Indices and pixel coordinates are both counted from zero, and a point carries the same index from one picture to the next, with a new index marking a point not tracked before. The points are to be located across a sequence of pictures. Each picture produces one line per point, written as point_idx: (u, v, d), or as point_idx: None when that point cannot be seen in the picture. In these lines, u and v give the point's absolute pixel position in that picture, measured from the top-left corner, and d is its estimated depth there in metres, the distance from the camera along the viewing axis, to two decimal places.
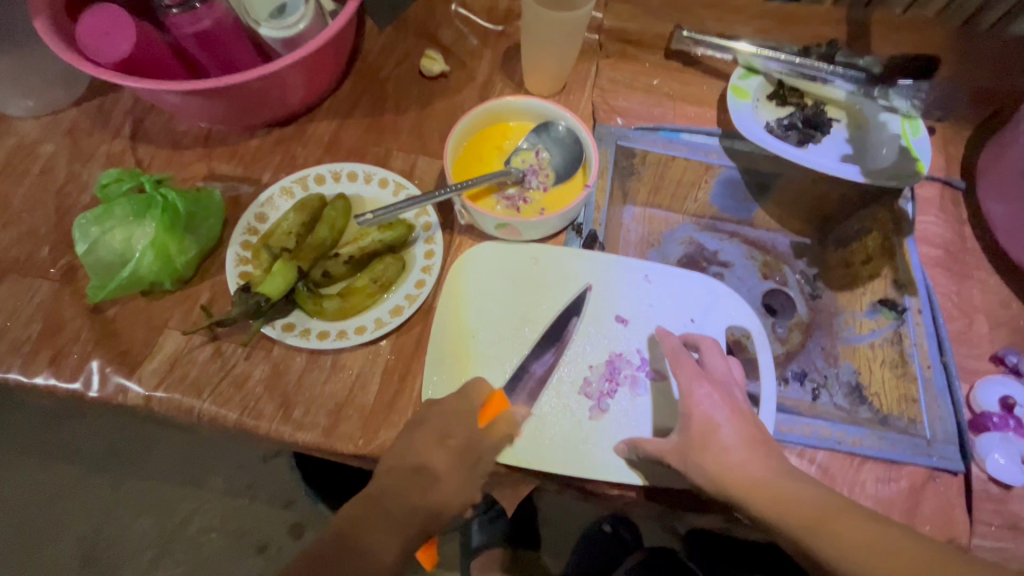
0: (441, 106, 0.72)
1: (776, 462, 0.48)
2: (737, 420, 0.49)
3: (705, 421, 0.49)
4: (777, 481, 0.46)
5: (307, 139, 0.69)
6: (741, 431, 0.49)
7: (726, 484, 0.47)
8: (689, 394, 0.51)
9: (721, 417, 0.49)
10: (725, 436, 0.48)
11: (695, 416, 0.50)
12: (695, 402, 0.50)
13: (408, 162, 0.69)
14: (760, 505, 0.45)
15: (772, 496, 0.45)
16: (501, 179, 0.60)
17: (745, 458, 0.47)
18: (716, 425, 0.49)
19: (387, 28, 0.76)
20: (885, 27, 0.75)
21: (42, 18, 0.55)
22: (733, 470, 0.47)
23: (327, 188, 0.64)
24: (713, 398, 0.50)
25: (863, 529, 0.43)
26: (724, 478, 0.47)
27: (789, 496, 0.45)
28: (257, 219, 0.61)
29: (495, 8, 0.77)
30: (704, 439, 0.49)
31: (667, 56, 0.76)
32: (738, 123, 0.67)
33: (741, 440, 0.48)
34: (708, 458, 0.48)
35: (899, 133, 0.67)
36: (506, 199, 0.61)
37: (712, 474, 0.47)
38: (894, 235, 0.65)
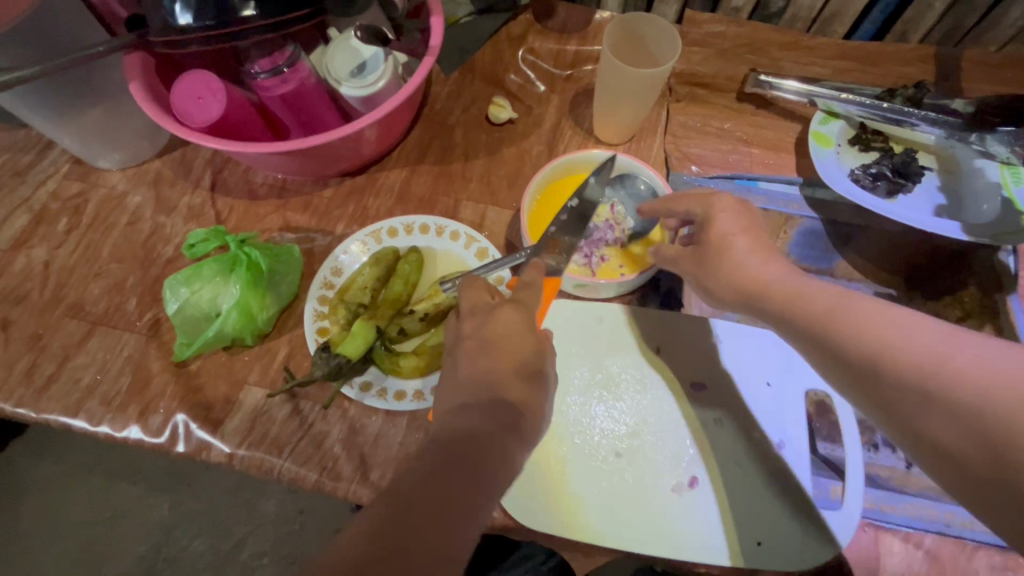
0: (509, 153, 0.72)
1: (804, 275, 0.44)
2: (755, 241, 0.47)
3: (737, 269, 0.46)
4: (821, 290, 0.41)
5: (378, 189, 0.70)
6: (773, 269, 0.45)
7: (731, 268, 0.46)
8: (711, 248, 0.48)
9: (750, 255, 0.46)
10: (744, 265, 0.46)
11: (724, 267, 0.47)
12: (726, 267, 0.46)
13: (478, 212, 0.68)
14: (771, 304, 0.43)
15: (829, 315, 0.40)
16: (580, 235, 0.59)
17: (800, 281, 0.43)
18: (735, 256, 0.46)
19: (453, 73, 0.76)
20: (978, 66, 0.71)
21: (137, 81, 0.57)
22: (803, 299, 0.42)
23: (400, 240, 0.64)
24: (725, 216, 0.48)
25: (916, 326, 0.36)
26: (787, 315, 0.42)
27: (802, 291, 0.42)
28: (333, 273, 0.62)
29: (562, 53, 0.76)
30: (757, 292, 0.45)
31: (740, 98, 0.73)
32: (822, 171, 0.64)
33: (767, 277, 0.44)
34: (773, 303, 0.43)
35: (998, 183, 0.63)
36: (582, 256, 0.60)
37: (780, 308, 0.43)
38: (995, 292, 0.61)
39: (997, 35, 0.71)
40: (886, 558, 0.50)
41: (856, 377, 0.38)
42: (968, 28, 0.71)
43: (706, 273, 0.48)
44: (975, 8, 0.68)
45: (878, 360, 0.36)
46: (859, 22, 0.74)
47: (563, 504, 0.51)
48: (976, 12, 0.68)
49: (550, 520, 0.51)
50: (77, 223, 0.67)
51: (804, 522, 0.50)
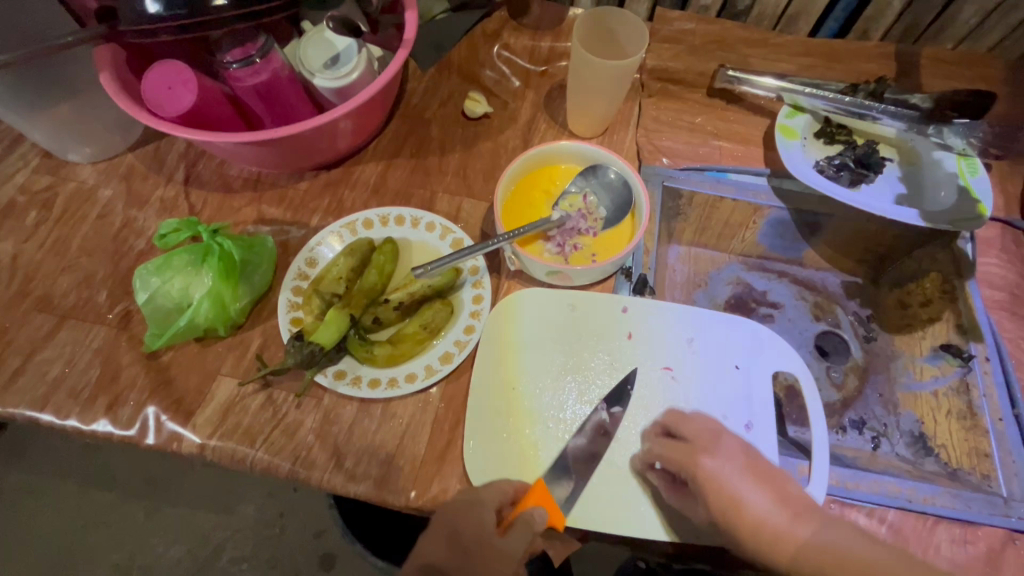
0: (485, 147, 0.73)
1: (805, 510, 0.49)
2: (750, 480, 0.50)
3: (747, 519, 0.48)
4: (789, 541, 0.47)
5: (354, 182, 0.70)
6: (766, 497, 0.49)
7: (763, 553, 0.47)
8: (714, 497, 0.49)
9: (759, 507, 0.49)
10: (741, 496, 0.49)
11: (724, 510, 0.49)
12: (732, 517, 0.48)
13: (453, 205, 0.69)
14: (806, 565, 0.46)
15: (868, 565, 0.45)
16: (553, 223, 0.59)
17: (783, 522, 0.48)
18: (747, 512, 0.48)
19: (429, 70, 0.77)
20: (936, 62, 0.73)
21: (108, 71, 0.57)
22: (829, 559, 0.46)
23: (375, 232, 0.65)
24: (710, 454, 0.51)
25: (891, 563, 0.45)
26: (775, 557, 0.47)
27: (831, 556, 0.46)
28: (308, 264, 0.62)
29: (537, 49, 0.77)
30: (760, 535, 0.48)
31: (710, 94, 0.75)
32: (788, 163, 0.66)
33: (771, 522, 0.48)
34: (770, 555, 0.47)
35: (956, 173, 0.66)
36: (554, 244, 0.61)
37: (780, 559, 0.47)
38: (955, 277, 0.63)
39: (952, 32, 0.74)
40: None
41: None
42: (926, 25, 0.74)
43: (708, 519, 0.49)
44: (931, 6, 0.71)
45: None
46: (823, 20, 0.76)
47: (539, 488, 0.52)
48: (932, 10, 0.71)
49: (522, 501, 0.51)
50: (46, 217, 0.66)
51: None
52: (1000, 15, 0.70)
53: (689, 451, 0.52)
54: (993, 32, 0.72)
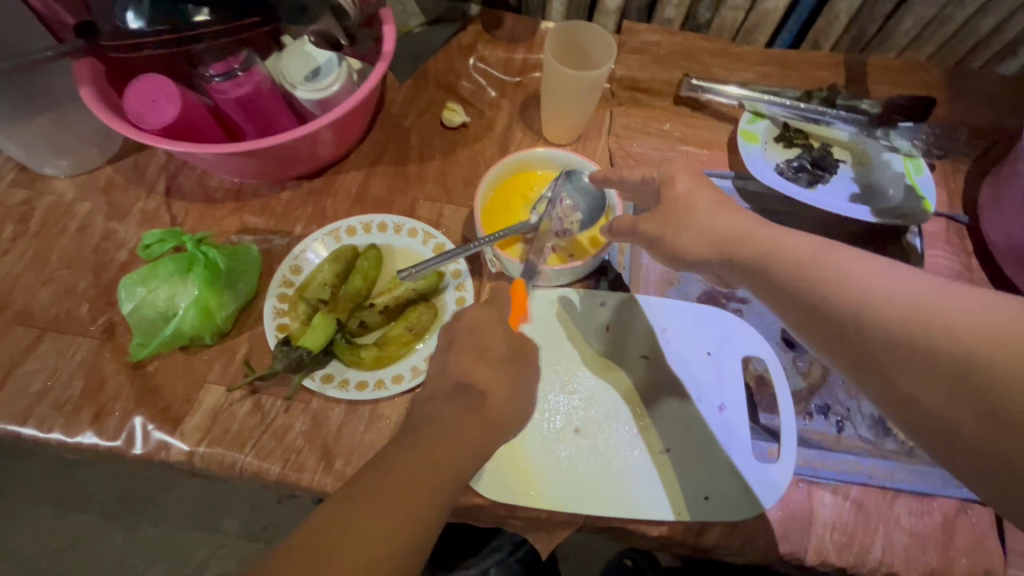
0: (464, 154, 0.75)
1: (793, 232, 0.47)
2: (714, 206, 0.51)
3: (706, 230, 0.50)
4: (795, 246, 0.45)
5: (336, 190, 0.71)
6: (736, 221, 0.49)
7: (698, 231, 0.50)
8: (673, 215, 0.52)
9: (714, 216, 0.50)
10: (705, 221, 0.50)
11: (692, 223, 0.50)
12: (689, 226, 0.51)
13: (435, 211, 0.71)
14: (745, 251, 0.48)
15: (816, 261, 0.43)
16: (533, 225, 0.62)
17: (781, 236, 0.46)
18: (699, 217, 0.50)
19: (407, 80, 0.79)
20: (882, 71, 0.79)
21: (88, 85, 0.57)
22: (780, 249, 0.46)
23: (358, 239, 0.66)
24: (687, 187, 0.52)
25: (887, 280, 0.40)
26: (745, 253, 0.47)
27: (778, 244, 0.46)
28: (292, 271, 0.63)
29: (511, 60, 0.80)
30: (731, 243, 0.48)
31: (676, 102, 0.79)
32: (750, 166, 0.71)
33: (750, 232, 0.48)
34: (742, 250, 0.48)
35: (902, 173, 0.71)
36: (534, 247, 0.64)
37: (754, 262, 0.47)
38: (905, 269, 0.68)
39: (895, 43, 0.79)
40: (819, 510, 0.55)
41: (796, 285, 0.44)
42: (870, 37, 0.79)
43: (674, 236, 0.51)
44: (874, 20, 0.76)
45: (820, 260, 0.43)
46: (778, 33, 0.81)
47: (526, 477, 0.54)
48: (876, 23, 0.77)
49: (511, 491, 0.53)
50: (24, 231, 0.66)
51: (748, 475, 0.55)
52: (936, 27, 0.76)
53: (686, 215, 0.52)
54: (931, 42, 0.78)
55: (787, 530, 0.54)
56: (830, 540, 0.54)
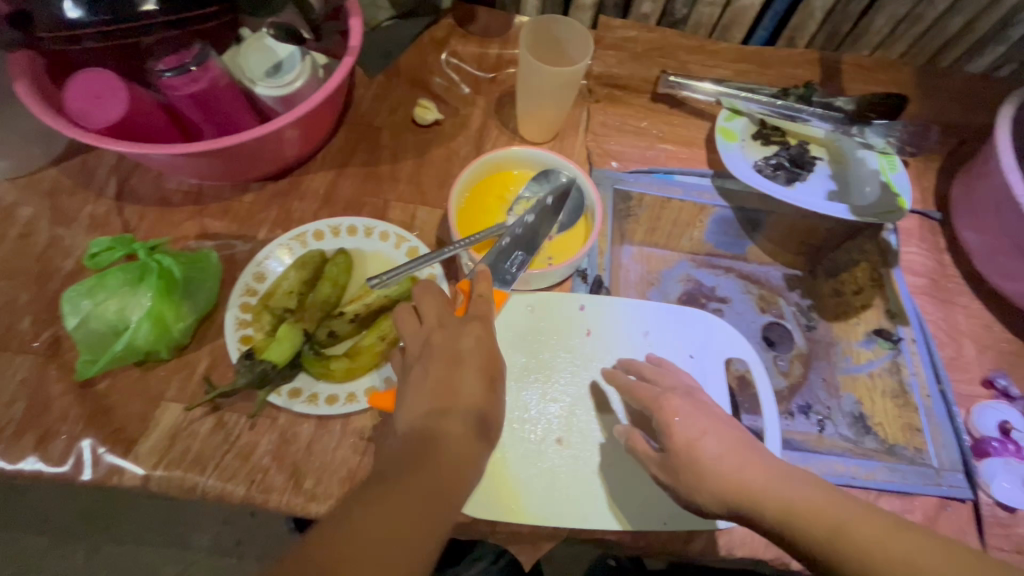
0: (438, 153, 0.73)
1: (782, 474, 0.44)
2: (721, 443, 0.46)
3: (721, 480, 0.44)
4: (786, 491, 0.43)
5: (303, 192, 0.68)
6: (752, 475, 0.44)
7: (696, 465, 0.45)
8: (683, 467, 0.46)
9: (729, 473, 0.44)
10: (711, 463, 0.45)
11: (704, 478, 0.45)
12: (708, 486, 0.45)
13: (408, 212, 0.68)
14: (762, 513, 0.43)
15: (834, 522, 0.41)
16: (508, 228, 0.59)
17: (772, 479, 0.44)
18: (718, 472, 0.45)
19: (377, 76, 0.76)
20: (856, 68, 0.79)
21: (24, 80, 0.53)
22: (795, 515, 0.42)
23: (326, 243, 0.63)
24: (679, 409, 0.48)
25: (894, 542, 0.39)
26: (762, 519, 0.43)
27: (796, 503, 0.42)
28: (256, 279, 0.59)
29: (485, 55, 0.78)
30: (747, 503, 0.44)
31: (653, 98, 0.78)
32: (730, 164, 0.70)
33: (760, 480, 0.44)
34: (769, 510, 0.43)
35: (878, 169, 0.71)
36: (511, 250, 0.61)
37: (776, 525, 0.42)
38: (882, 266, 0.68)
39: (868, 40, 0.80)
40: None
41: (815, 559, 0.41)
42: (845, 34, 0.79)
43: (691, 487, 0.45)
44: (849, 16, 0.76)
45: (839, 543, 0.40)
46: (754, 29, 0.81)
47: (508, 491, 0.52)
48: (850, 19, 0.77)
49: (492, 505, 0.51)
50: None
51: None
52: (908, 24, 0.76)
53: (662, 424, 0.48)
54: (903, 40, 0.79)
55: (773, 535, 0.53)
56: None
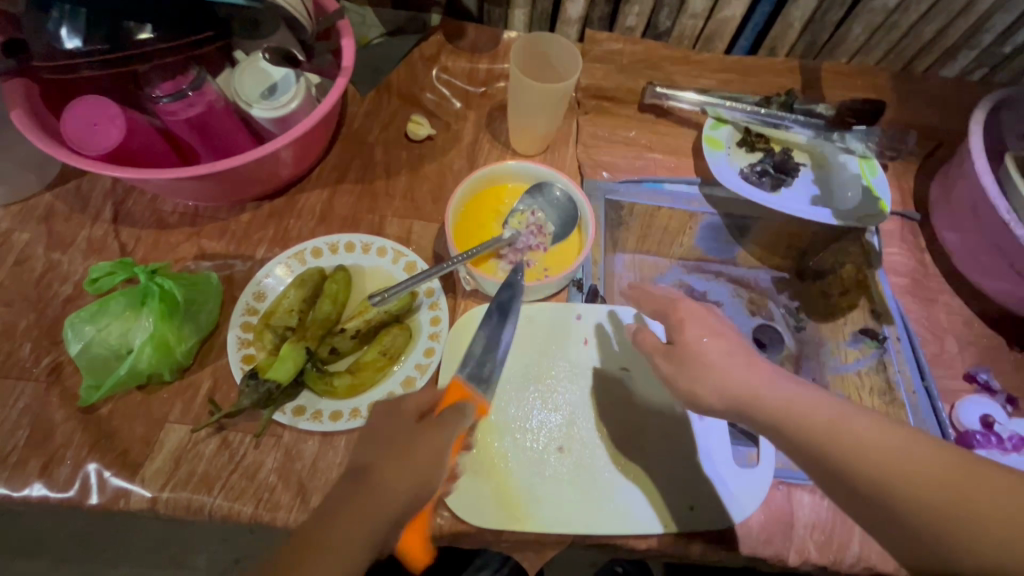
0: (431, 168, 0.74)
1: (782, 376, 0.46)
2: (724, 346, 0.48)
3: (724, 382, 0.46)
4: (784, 391, 0.44)
5: (299, 211, 0.69)
6: (758, 376, 0.45)
7: (703, 357, 0.47)
8: (689, 362, 0.47)
9: (735, 374, 0.46)
10: (718, 360, 0.46)
11: (709, 373, 0.46)
12: (712, 384, 0.46)
13: (404, 228, 0.69)
14: (764, 407, 0.44)
15: (834, 419, 0.42)
16: (505, 241, 0.61)
17: (776, 378, 0.45)
18: (721, 372, 0.46)
19: (369, 93, 0.77)
20: (834, 76, 0.82)
21: (19, 108, 0.53)
22: (797, 409, 0.43)
23: (325, 260, 0.64)
24: (692, 313, 0.50)
25: (879, 439, 0.41)
26: (758, 415, 0.44)
27: (795, 400, 0.44)
28: (256, 299, 0.60)
29: (475, 71, 0.79)
30: (748, 402, 0.45)
31: (641, 109, 0.80)
32: (718, 172, 0.71)
33: (763, 380, 0.45)
34: (765, 411, 0.44)
35: (859, 174, 0.73)
36: (507, 264, 0.62)
37: (771, 426, 0.44)
38: (866, 267, 0.70)
39: (846, 49, 0.82)
40: (799, 511, 0.56)
41: (813, 449, 0.42)
42: (823, 43, 0.82)
43: (693, 386, 0.47)
44: (826, 26, 0.79)
45: (839, 434, 0.42)
46: (735, 40, 0.83)
47: (512, 501, 0.53)
48: (828, 29, 0.79)
49: (497, 515, 0.52)
50: None
51: (731, 482, 0.55)
52: (883, 34, 0.79)
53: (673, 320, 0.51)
54: (878, 48, 0.82)
55: (771, 534, 0.55)
56: (812, 540, 0.55)
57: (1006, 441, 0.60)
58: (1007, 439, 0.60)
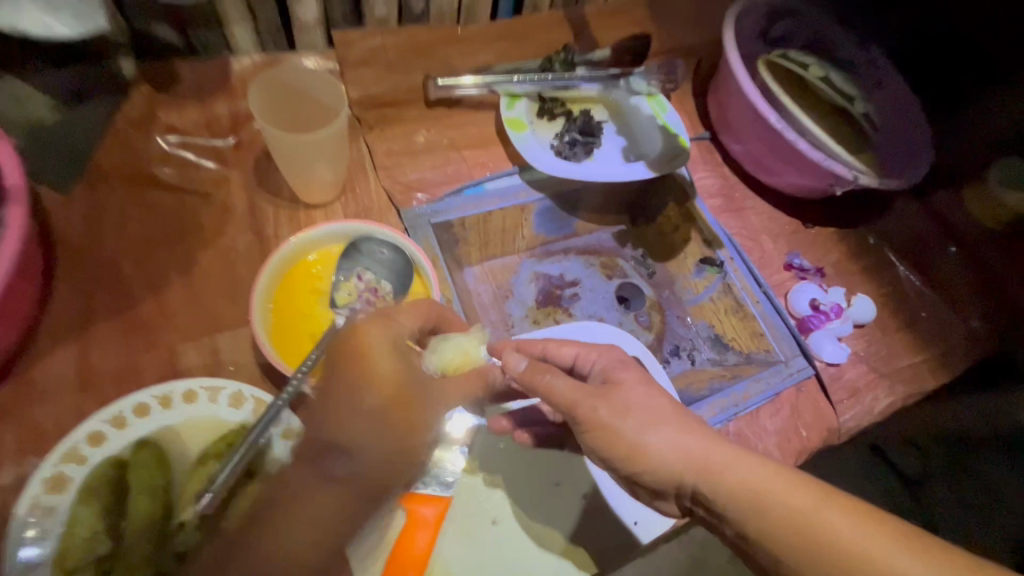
0: (210, 259, 0.58)
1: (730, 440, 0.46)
2: (652, 404, 0.46)
3: (664, 432, 0.45)
4: (744, 471, 0.43)
5: (43, 388, 0.50)
6: (703, 442, 0.44)
7: (631, 404, 0.46)
8: (624, 406, 0.46)
9: (678, 426, 0.45)
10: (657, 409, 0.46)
11: (646, 428, 0.45)
12: (649, 436, 0.45)
13: (206, 349, 0.54)
14: (720, 482, 0.43)
15: (793, 510, 0.41)
16: (338, 354, 0.46)
17: (724, 449, 0.44)
18: (657, 421, 0.45)
19: (77, 191, 0.57)
20: (599, 19, 0.81)
21: None
22: (748, 476, 0.42)
23: (113, 445, 0.48)
24: (614, 360, 0.51)
25: (852, 527, 0.39)
26: (709, 484, 0.43)
27: (743, 468, 0.43)
28: (34, 543, 0.43)
29: (214, 118, 0.62)
30: (693, 460, 0.44)
31: (430, 105, 0.71)
32: (530, 156, 0.67)
33: (728, 454, 0.44)
34: (726, 486, 0.43)
35: (652, 114, 0.74)
36: (366, 401, 0.43)
37: (727, 491, 0.42)
38: (687, 202, 0.75)
39: None
40: None
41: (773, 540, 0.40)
42: None
43: (636, 433, 0.45)
44: None
45: (802, 522, 0.40)
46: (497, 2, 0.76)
47: None
48: None
49: None
50: None
51: None
52: None
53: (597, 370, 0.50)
54: None
55: None
56: None
57: (832, 313, 0.70)
58: (831, 311, 0.71)
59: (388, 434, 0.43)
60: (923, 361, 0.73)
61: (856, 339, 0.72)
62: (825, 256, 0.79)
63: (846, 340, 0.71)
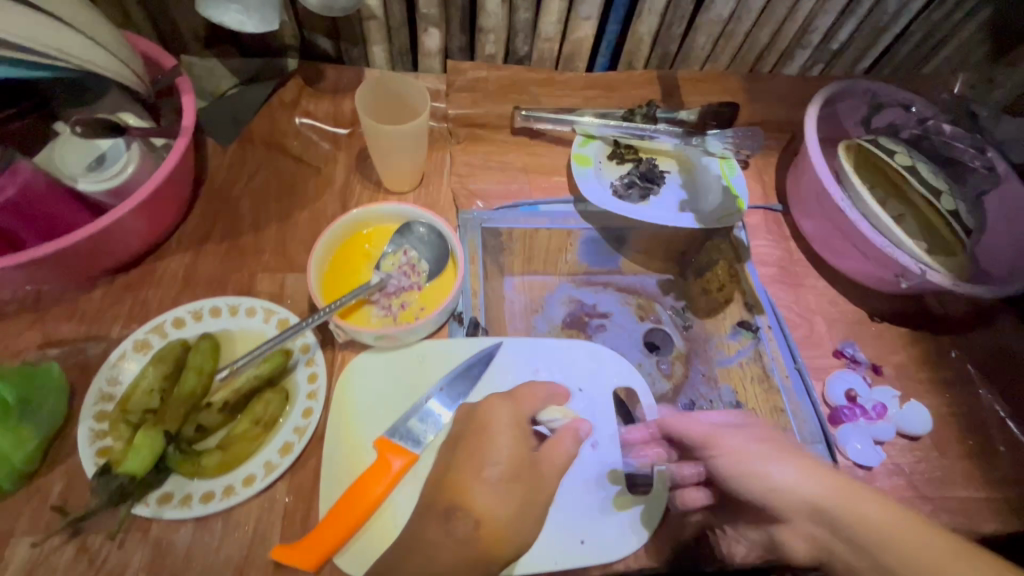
0: (303, 216, 0.72)
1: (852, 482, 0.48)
2: (758, 448, 0.51)
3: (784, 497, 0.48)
4: (886, 516, 0.45)
5: (158, 279, 0.65)
6: (876, 513, 0.45)
7: (752, 470, 0.50)
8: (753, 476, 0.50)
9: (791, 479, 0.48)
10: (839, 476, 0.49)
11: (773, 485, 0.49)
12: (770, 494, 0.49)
13: (276, 282, 0.67)
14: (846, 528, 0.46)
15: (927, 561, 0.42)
16: (468, 419, 0.56)
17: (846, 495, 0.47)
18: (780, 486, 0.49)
19: (231, 145, 0.74)
20: (691, 82, 0.85)
21: None
22: (871, 523, 0.45)
23: (188, 330, 0.60)
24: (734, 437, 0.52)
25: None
26: (851, 530, 0.45)
27: (863, 522, 0.45)
28: (109, 383, 0.56)
29: (340, 111, 0.78)
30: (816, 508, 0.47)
31: (514, 132, 0.81)
32: (585, 190, 0.74)
33: (901, 528, 0.44)
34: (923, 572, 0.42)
35: (720, 174, 0.77)
36: (496, 469, 0.51)
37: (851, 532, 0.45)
38: (737, 262, 0.75)
39: (697, 57, 0.86)
40: None
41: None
42: (674, 54, 0.85)
43: (782, 479, 0.49)
44: (675, 37, 0.82)
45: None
46: (594, 57, 0.85)
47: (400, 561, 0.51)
48: (676, 40, 0.83)
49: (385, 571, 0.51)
50: None
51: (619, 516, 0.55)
52: (726, 42, 0.83)
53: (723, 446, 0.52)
54: (725, 54, 0.86)
55: None
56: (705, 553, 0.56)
57: (870, 410, 0.65)
58: (871, 408, 0.65)
59: (532, 511, 0.52)
60: (984, 498, 0.63)
61: (901, 449, 0.65)
62: (889, 354, 0.72)
63: (886, 446, 0.65)
